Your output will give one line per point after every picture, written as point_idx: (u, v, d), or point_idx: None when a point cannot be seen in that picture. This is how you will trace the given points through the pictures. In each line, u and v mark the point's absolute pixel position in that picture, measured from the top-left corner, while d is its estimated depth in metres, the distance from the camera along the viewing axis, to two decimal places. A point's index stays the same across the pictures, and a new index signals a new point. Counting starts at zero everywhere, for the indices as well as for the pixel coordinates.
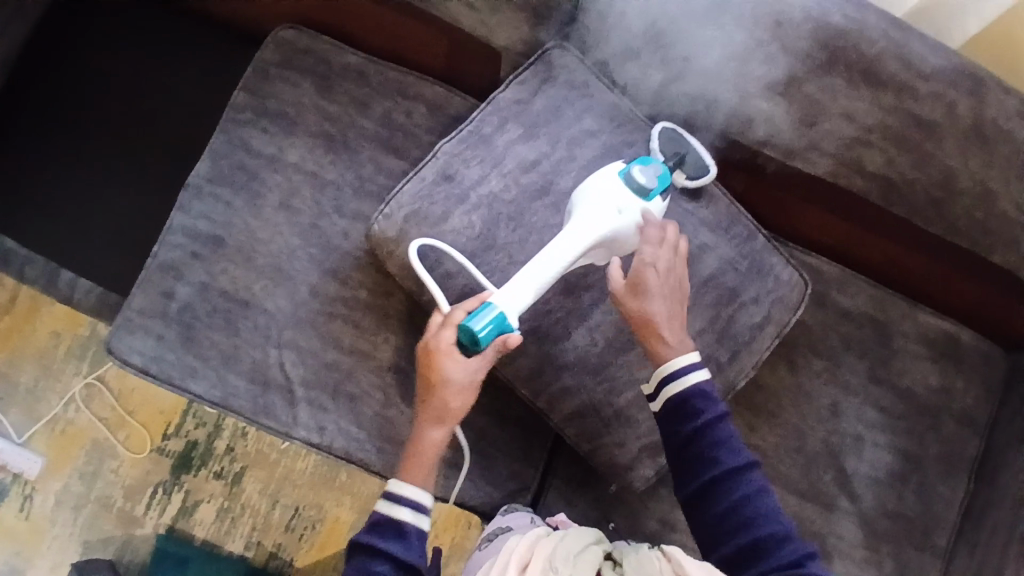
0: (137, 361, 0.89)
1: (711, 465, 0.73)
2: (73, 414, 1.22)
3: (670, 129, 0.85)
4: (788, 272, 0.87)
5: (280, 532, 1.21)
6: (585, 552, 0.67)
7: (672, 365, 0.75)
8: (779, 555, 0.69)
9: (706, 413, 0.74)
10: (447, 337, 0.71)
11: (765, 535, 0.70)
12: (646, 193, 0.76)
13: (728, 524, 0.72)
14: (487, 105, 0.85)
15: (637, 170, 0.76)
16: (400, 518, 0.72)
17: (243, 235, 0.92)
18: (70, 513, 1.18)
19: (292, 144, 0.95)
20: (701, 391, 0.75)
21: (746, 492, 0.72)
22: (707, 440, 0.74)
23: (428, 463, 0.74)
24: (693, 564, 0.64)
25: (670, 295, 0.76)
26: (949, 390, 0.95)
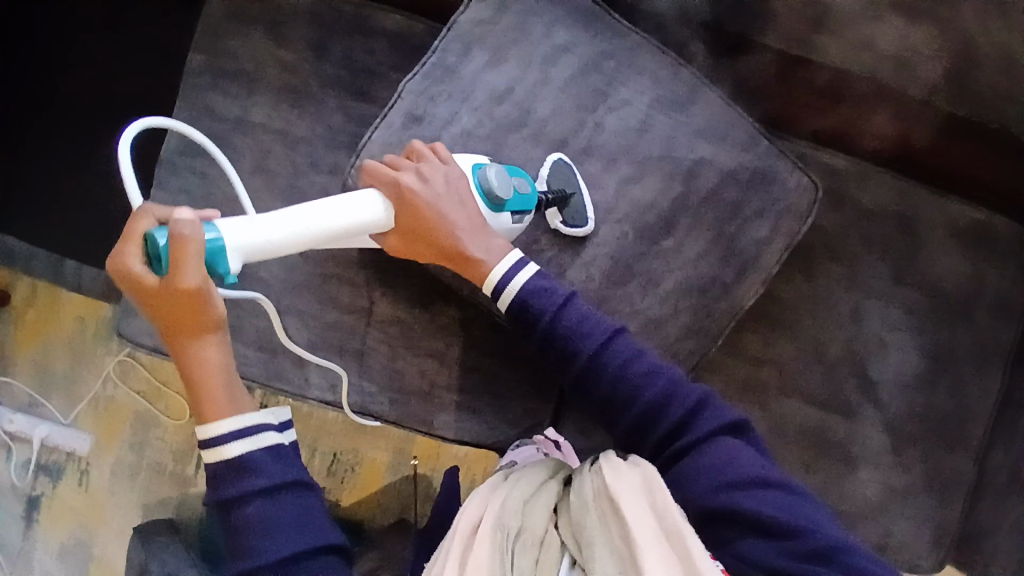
0: (149, 343, 0.90)
1: (575, 355, 0.71)
2: (111, 390, 1.28)
3: (565, 161, 0.75)
4: (797, 178, 0.80)
5: (324, 477, 1.26)
6: (535, 498, 0.67)
7: (493, 270, 0.70)
8: (678, 411, 0.70)
9: (552, 303, 0.71)
10: (123, 256, 0.60)
11: (659, 399, 0.70)
12: (494, 205, 0.71)
13: (614, 399, 0.71)
14: (449, 30, 0.77)
15: (491, 176, 0.71)
16: (231, 454, 0.66)
17: (225, 204, 0.90)
18: (127, 479, 1.27)
19: (255, 101, 0.90)
20: (538, 280, 0.71)
21: (617, 367, 0.71)
22: (566, 330, 0.71)
23: (215, 387, 0.67)
24: (619, 483, 0.64)
25: (451, 199, 0.70)
26: (980, 283, 0.88)
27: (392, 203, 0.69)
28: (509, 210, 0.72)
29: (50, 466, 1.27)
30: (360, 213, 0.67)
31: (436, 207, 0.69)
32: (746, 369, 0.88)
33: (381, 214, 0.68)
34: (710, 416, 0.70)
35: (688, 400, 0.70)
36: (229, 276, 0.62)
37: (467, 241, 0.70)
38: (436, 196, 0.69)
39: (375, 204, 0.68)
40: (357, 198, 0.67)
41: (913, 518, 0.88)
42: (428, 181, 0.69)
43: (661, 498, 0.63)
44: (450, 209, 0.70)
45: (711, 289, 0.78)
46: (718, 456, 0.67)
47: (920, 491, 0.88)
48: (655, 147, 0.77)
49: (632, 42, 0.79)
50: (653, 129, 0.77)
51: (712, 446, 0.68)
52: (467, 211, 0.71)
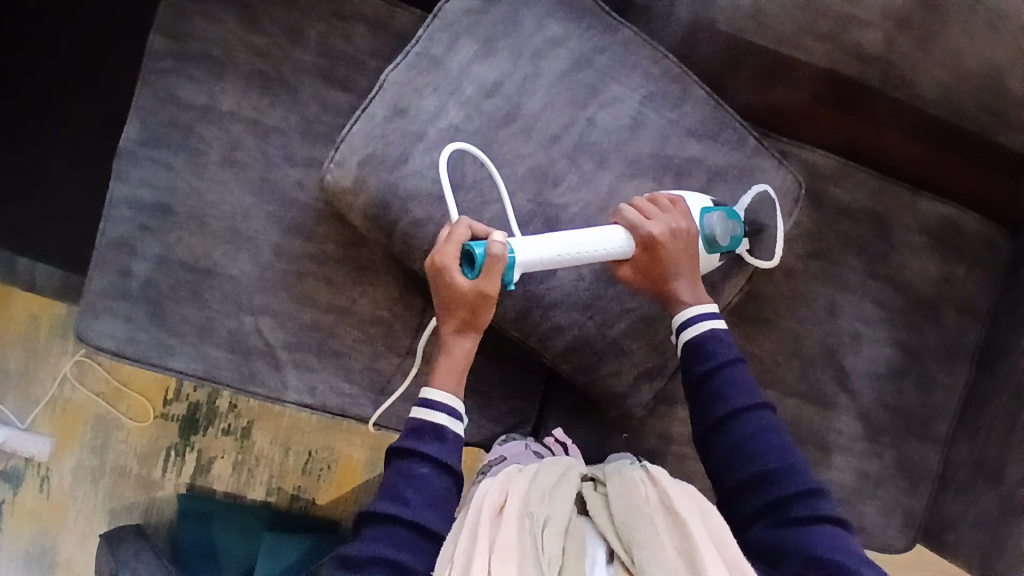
0: (111, 346, 0.85)
1: (718, 405, 0.70)
2: (69, 393, 1.22)
3: (769, 194, 0.79)
4: (781, 176, 0.81)
5: (298, 476, 1.24)
6: (563, 486, 0.66)
7: (691, 312, 0.72)
8: (789, 489, 0.67)
9: (713, 355, 0.71)
10: (442, 253, 0.66)
11: (776, 473, 0.67)
12: (713, 248, 0.74)
13: (731, 460, 0.69)
14: (435, 18, 0.74)
15: (720, 221, 0.74)
16: (431, 419, 0.67)
17: (192, 199, 0.85)
18: (89, 485, 1.22)
19: (224, 89, 0.85)
20: (716, 335, 0.72)
21: (755, 431, 0.69)
22: (715, 377, 0.71)
23: (457, 372, 0.69)
24: (677, 494, 0.64)
25: (688, 254, 0.72)
26: (950, 280, 0.92)
27: (638, 247, 0.70)
28: (719, 253, 0.75)
29: (10, 472, 1.21)
30: (614, 241, 0.69)
31: (666, 255, 0.70)
32: None
33: (626, 247, 0.69)
34: (823, 504, 0.67)
35: (805, 484, 0.67)
36: (512, 283, 0.65)
37: (682, 288, 0.72)
38: (670, 247, 0.70)
39: (628, 235, 0.69)
40: (609, 229, 0.69)
41: (882, 505, 0.91)
42: (676, 235, 0.71)
43: (717, 525, 0.63)
44: (682, 259, 0.71)
45: (699, 287, 0.78)
46: (830, 538, 0.64)
47: (890, 479, 0.91)
48: (646, 144, 0.76)
49: (624, 37, 0.77)
50: (644, 126, 0.76)
51: (824, 528, 0.65)
52: (693, 261, 0.72)
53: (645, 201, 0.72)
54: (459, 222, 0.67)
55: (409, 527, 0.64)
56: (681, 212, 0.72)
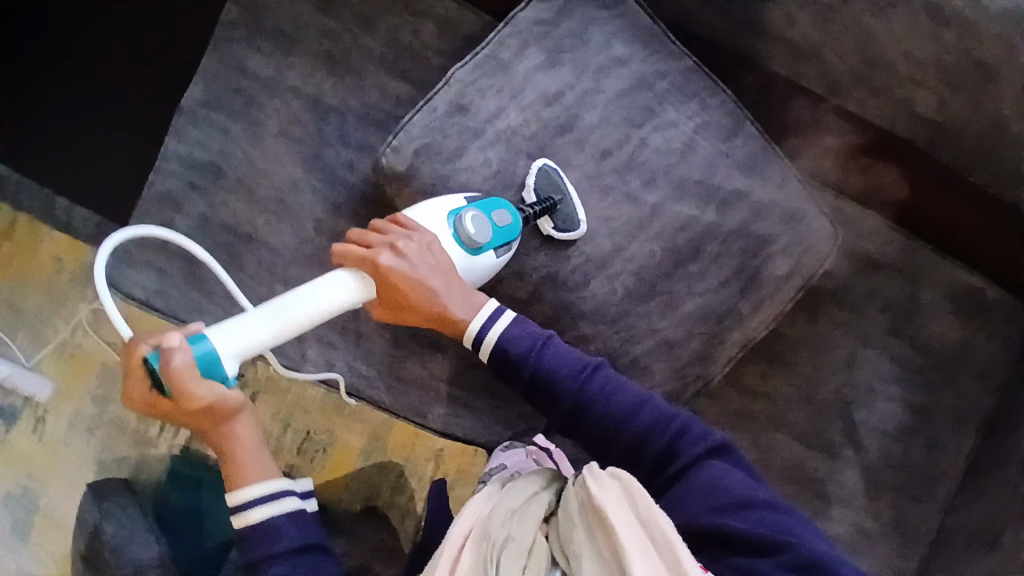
0: (140, 296, 0.86)
1: (563, 391, 0.71)
2: (81, 338, 1.22)
3: (550, 165, 0.75)
4: (819, 222, 0.82)
5: (293, 454, 1.23)
6: (524, 509, 0.67)
7: (474, 327, 0.71)
8: (661, 443, 0.70)
9: (525, 346, 0.71)
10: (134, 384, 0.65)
11: (641, 432, 0.71)
12: (473, 246, 0.71)
13: (599, 438, 0.72)
14: (506, 24, 0.77)
15: (468, 218, 0.70)
16: (251, 520, 0.74)
17: (244, 165, 0.87)
18: (85, 433, 1.21)
19: (291, 65, 0.88)
20: (508, 327, 0.72)
21: (597, 395, 0.71)
22: (544, 368, 0.71)
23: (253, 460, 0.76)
24: (596, 488, 0.64)
25: (429, 265, 0.69)
26: (968, 347, 0.93)
27: (372, 283, 0.69)
28: (491, 248, 0.72)
29: (5, 409, 1.20)
30: (344, 291, 0.69)
31: (406, 278, 0.68)
32: (741, 399, 0.91)
33: (347, 301, 0.69)
34: (695, 446, 0.70)
35: (670, 430, 0.71)
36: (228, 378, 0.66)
37: (452, 301, 0.70)
38: (417, 267, 0.69)
39: (309, 298, 0.68)
40: (325, 282, 0.69)
41: (877, 563, 0.91)
42: (401, 255, 0.68)
43: (643, 503, 0.63)
44: (431, 273, 0.69)
45: (725, 318, 0.80)
46: (705, 482, 0.68)
47: (886, 538, 0.91)
48: (693, 171, 0.78)
49: (683, 67, 0.80)
50: (693, 154, 0.78)
51: (701, 474, 0.69)
52: (447, 269, 0.70)
53: (366, 232, 0.71)
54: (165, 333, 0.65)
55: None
56: (407, 229, 0.70)
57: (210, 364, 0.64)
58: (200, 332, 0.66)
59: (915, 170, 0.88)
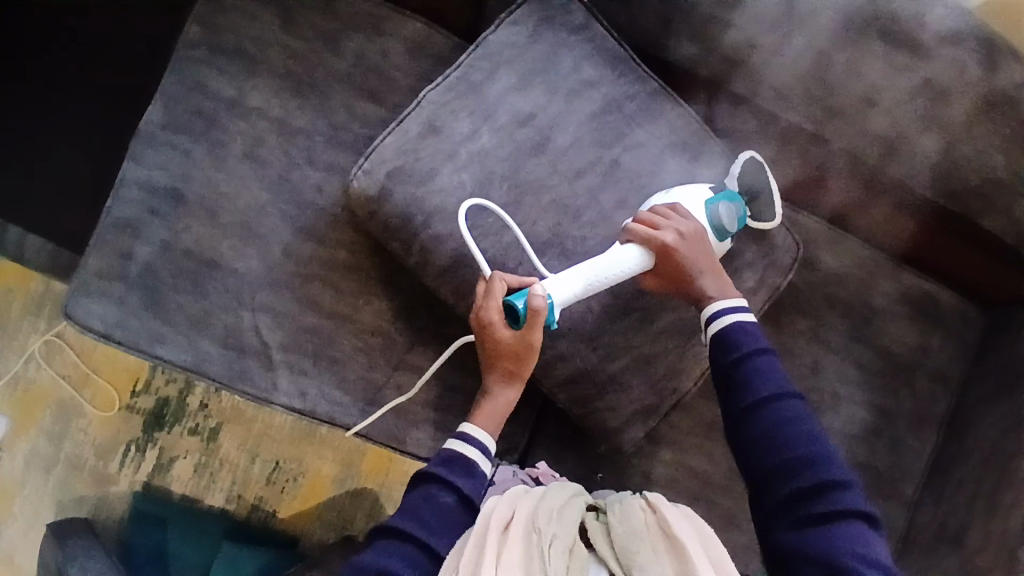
0: (99, 328, 0.82)
1: (747, 393, 0.70)
2: (33, 373, 1.19)
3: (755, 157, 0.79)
4: (783, 236, 0.85)
5: (261, 486, 1.20)
6: (568, 511, 0.66)
7: (716, 305, 0.73)
8: (820, 479, 0.66)
9: (739, 348, 0.71)
10: (486, 311, 0.71)
11: (810, 459, 0.67)
12: (722, 234, 0.76)
13: (758, 444, 0.68)
14: (477, 47, 0.78)
15: (724, 210, 0.75)
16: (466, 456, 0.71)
17: (206, 188, 0.85)
18: (41, 473, 1.18)
19: (254, 86, 0.86)
20: (743, 326, 0.72)
21: (788, 414, 0.68)
22: (744, 369, 0.70)
23: (498, 417, 0.75)
24: (677, 520, 0.63)
25: (703, 253, 0.73)
26: (924, 350, 0.97)
27: (653, 259, 0.72)
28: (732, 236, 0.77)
29: None
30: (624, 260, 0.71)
31: (684, 260, 0.72)
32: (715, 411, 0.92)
33: (636, 267, 0.72)
34: (851, 500, 0.65)
35: (837, 476, 0.66)
36: (555, 323, 0.70)
37: (707, 283, 0.73)
38: (690, 253, 0.72)
39: (626, 253, 0.71)
40: (623, 249, 0.72)
41: None
42: (684, 239, 0.72)
43: (715, 550, 0.63)
44: (699, 257, 0.73)
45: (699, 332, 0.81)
46: (849, 531, 0.63)
47: None
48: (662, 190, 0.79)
49: (651, 88, 0.82)
50: (663, 173, 0.79)
51: (847, 522, 0.64)
52: (710, 257, 0.74)
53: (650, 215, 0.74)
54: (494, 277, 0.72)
55: (417, 543, 0.67)
56: (682, 215, 0.74)
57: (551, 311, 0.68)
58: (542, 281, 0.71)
59: (870, 185, 0.90)
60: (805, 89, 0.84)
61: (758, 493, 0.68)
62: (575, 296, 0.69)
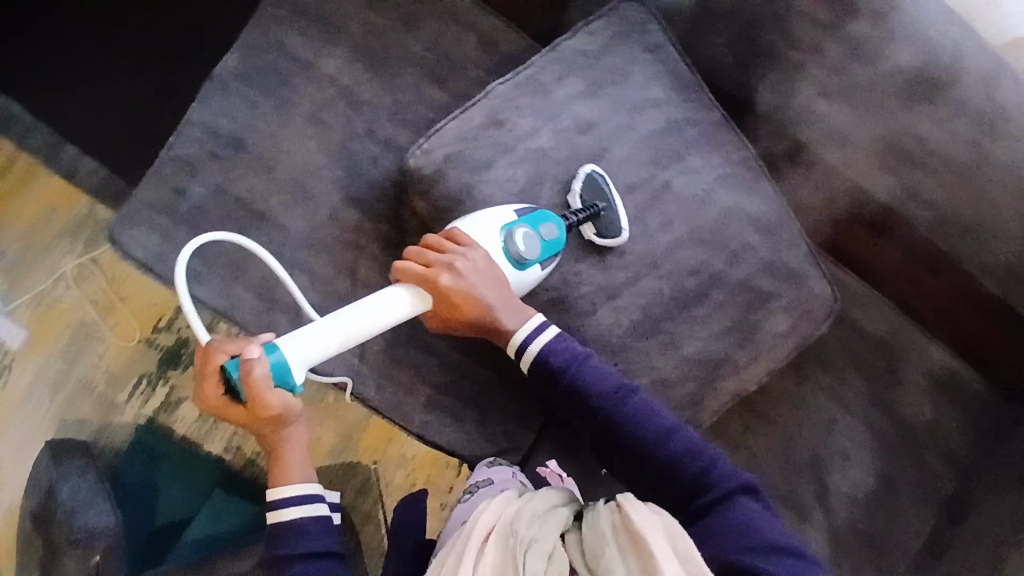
0: (140, 257, 0.84)
1: (598, 405, 0.72)
2: (61, 292, 1.21)
3: (599, 172, 0.77)
4: (822, 286, 0.85)
5: (261, 441, 1.21)
6: (550, 515, 0.67)
7: (520, 337, 0.72)
8: (691, 472, 0.70)
9: (566, 360, 0.73)
10: (205, 388, 0.65)
11: (672, 458, 0.71)
12: (521, 261, 0.73)
13: (630, 459, 0.72)
14: (551, 51, 0.79)
15: (519, 232, 0.72)
16: (284, 519, 0.72)
17: (267, 142, 0.87)
18: (49, 390, 1.20)
19: (330, 53, 0.89)
20: (554, 343, 0.73)
21: (629, 416, 0.72)
22: (578, 383, 0.72)
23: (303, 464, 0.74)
24: (640, 517, 0.63)
25: (490, 280, 0.71)
26: (940, 425, 0.96)
27: (431, 300, 0.70)
28: (536, 263, 0.74)
29: None
30: (398, 308, 0.70)
31: (463, 295, 0.69)
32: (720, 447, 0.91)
33: (410, 312, 0.70)
34: (726, 482, 0.70)
35: (702, 463, 0.71)
36: (295, 386, 0.66)
37: (503, 314, 0.71)
38: (472, 284, 0.70)
39: (395, 308, 0.69)
40: (386, 294, 0.69)
41: None
42: (456, 272, 0.69)
43: (683, 543, 0.62)
44: (481, 288, 0.70)
45: (720, 366, 0.81)
46: (739, 518, 0.67)
47: None
48: (708, 219, 0.80)
49: (713, 119, 0.83)
50: (713, 203, 0.80)
51: (735, 510, 0.68)
52: (500, 286, 0.72)
53: (421, 249, 0.71)
54: (212, 347, 0.64)
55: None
56: (464, 246, 0.71)
57: (280, 374, 0.64)
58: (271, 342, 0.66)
59: (912, 252, 0.89)
60: (865, 147, 0.84)
61: (645, 495, 0.73)
62: (324, 352, 0.66)
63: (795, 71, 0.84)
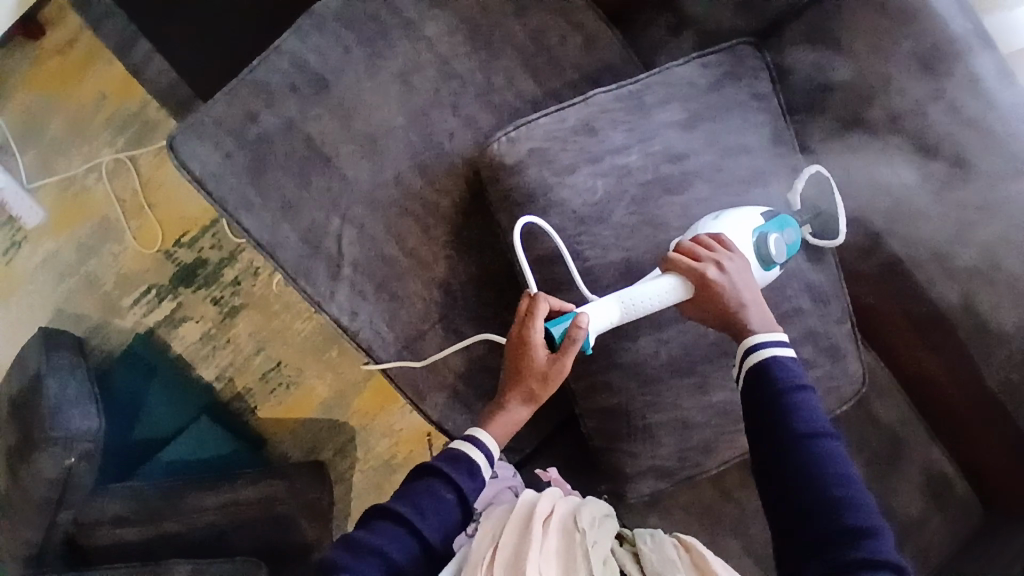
0: (195, 172, 0.82)
1: (790, 420, 0.65)
2: (92, 183, 1.19)
3: (819, 172, 0.80)
4: (854, 365, 0.86)
5: (254, 379, 1.20)
6: (608, 522, 0.69)
7: (760, 340, 0.69)
8: (851, 522, 0.60)
9: (784, 378, 0.67)
10: (531, 330, 0.71)
11: (838, 498, 0.61)
12: (768, 262, 0.74)
13: (790, 479, 0.64)
14: (660, 73, 0.80)
15: (770, 236, 0.73)
16: (474, 456, 0.71)
17: (350, 89, 0.85)
18: (55, 277, 1.18)
19: (434, 18, 0.88)
20: (783, 359, 0.68)
21: (814, 441, 0.64)
22: (784, 397, 0.66)
23: (508, 432, 0.74)
24: (709, 555, 0.64)
25: (747, 284, 0.71)
26: (925, 527, 0.96)
27: (694, 294, 0.71)
28: (779, 264, 0.75)
29: None
30: (664, 294, 0.71)
31: (725, 293, 0.69)
32: (713, 497, 0.91)
33: (680, 298, 0.71)
34: (887, 555, 0.59)
35: (868, 522, 0.61)
36: (589, 348, 0.72)
37: (754, 316, 0.70)
38: (735, 284, 0.70)
39: (675, 290, 0.71)
40: (662, 280, 0.71)
41: None
42: (725, 274, 0.70)
43: None
44: (744, 291, 0.70)
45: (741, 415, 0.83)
46: None
47: None
48: (767, 276, 0.80)
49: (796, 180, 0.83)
50: None
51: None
52: (752, 288, 0.71)
53: (690, 245, 0.72)
54: (537, 298, 0.71)
55: (408, 528, 0.66)
56: (730, 249, 0.71)
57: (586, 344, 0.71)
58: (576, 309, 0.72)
59: (942, 354, 0.88)
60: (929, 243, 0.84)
61: (783, 530, 0.64)
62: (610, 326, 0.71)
63: (885, 153, 0.84)
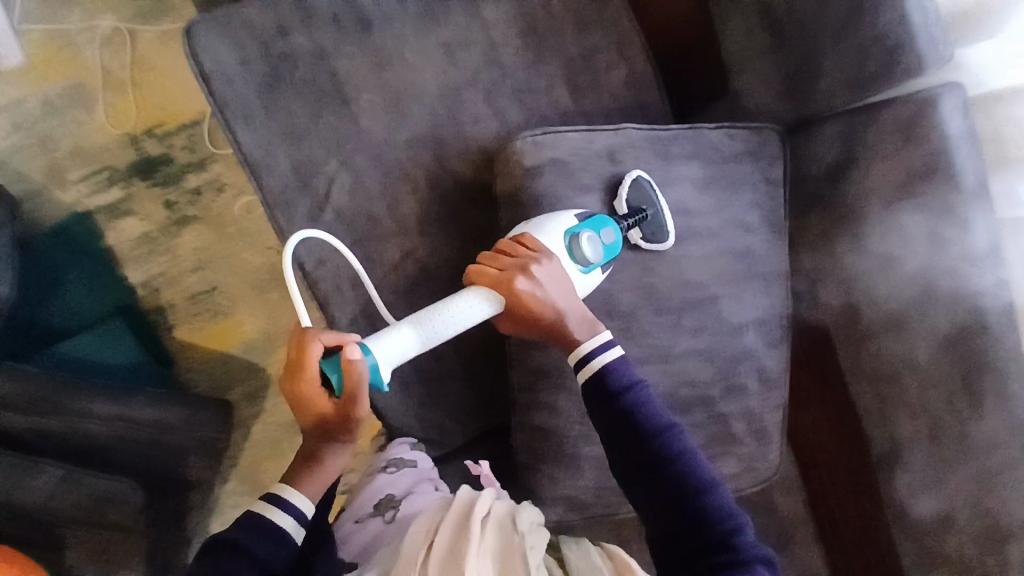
0: (205, 65, 0.77)
1: (645, 431, 0.67)
2: (81, 42, 1.10)
3: (645, 177, 0.79)
4: (777, 454, 0.90)
5: (181, 296, 1.12)
6: (543, 528, 0.69)
7: (586, 348, 0.69)
8: (717, 526, 0.64)
9: (622, 381, 0.69)
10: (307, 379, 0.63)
11: (701, 504, 0.65)
12: (586, 264, 0.72)
13: (661, 496, 0.66)
14: (691, 131, 0.83)
15: (582, 237, 0.71)
16: (278, 524, 0.64)
17: (392, 40, 0.83)
18: (4, 124, 1.07)
19: (497, 5, 0.88)
20: (617, 361, 0.70)
21: (671, 456, 0.66)
22: (634, 407, 0.68)
23: (323, 484, 0.68)
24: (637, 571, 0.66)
25: (564, 288, 0.69)
26: None
27: (507, 304, 0.68)
28: (599, 265, 0.74)
29: None
30: (474, 309, 0.68)
31: (538, 303, 0.67)
32: (611, 543, 0.92)
33: (493, 309, 0.68)
34: (751, 548, 0.64)
35: (730, 519, 0.65)
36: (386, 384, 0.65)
37: (574, 322, 0.69)
38: (549, 293, 0.68)
39: (481, 303, 0.68)
40: (468, 295, 0.68)
41: None
42: (535, 281, 0.68)
43: None
44: (557, 298, 0.68)
45: None
46: None
47: None
48: (727, 348, 0.83)
49: (777, 268, 0.87)
50: (739, 337, 0.84)
51: None
52: (571, 291, 0.70)
53: (494, 254, 0.70)
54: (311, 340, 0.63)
55: None
56: (539, 253, 0.69)
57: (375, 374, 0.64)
58: (364, 342, 0.65)
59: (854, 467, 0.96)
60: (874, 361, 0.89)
61: (657, 540, 0.66)
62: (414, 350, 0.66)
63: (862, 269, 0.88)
